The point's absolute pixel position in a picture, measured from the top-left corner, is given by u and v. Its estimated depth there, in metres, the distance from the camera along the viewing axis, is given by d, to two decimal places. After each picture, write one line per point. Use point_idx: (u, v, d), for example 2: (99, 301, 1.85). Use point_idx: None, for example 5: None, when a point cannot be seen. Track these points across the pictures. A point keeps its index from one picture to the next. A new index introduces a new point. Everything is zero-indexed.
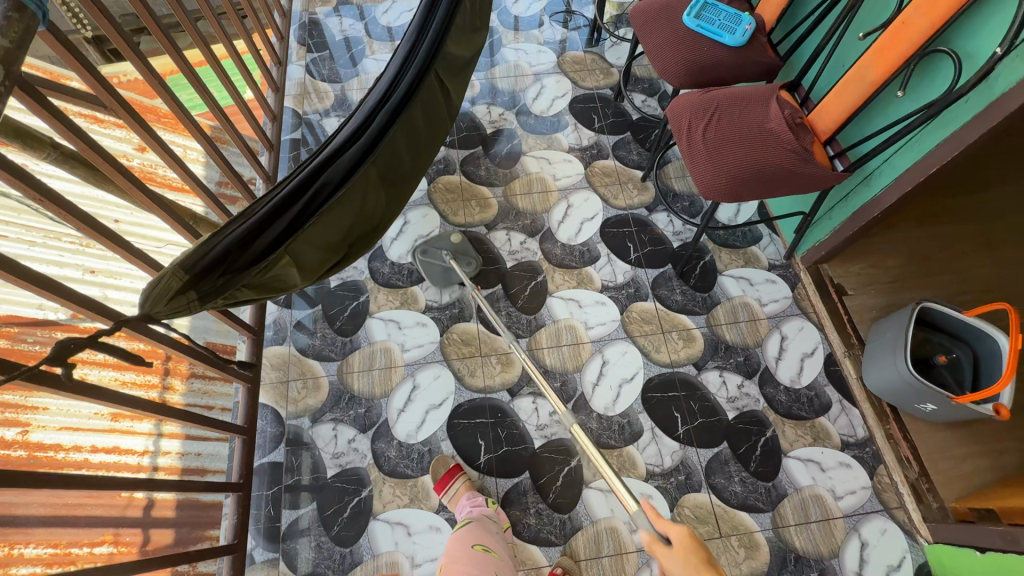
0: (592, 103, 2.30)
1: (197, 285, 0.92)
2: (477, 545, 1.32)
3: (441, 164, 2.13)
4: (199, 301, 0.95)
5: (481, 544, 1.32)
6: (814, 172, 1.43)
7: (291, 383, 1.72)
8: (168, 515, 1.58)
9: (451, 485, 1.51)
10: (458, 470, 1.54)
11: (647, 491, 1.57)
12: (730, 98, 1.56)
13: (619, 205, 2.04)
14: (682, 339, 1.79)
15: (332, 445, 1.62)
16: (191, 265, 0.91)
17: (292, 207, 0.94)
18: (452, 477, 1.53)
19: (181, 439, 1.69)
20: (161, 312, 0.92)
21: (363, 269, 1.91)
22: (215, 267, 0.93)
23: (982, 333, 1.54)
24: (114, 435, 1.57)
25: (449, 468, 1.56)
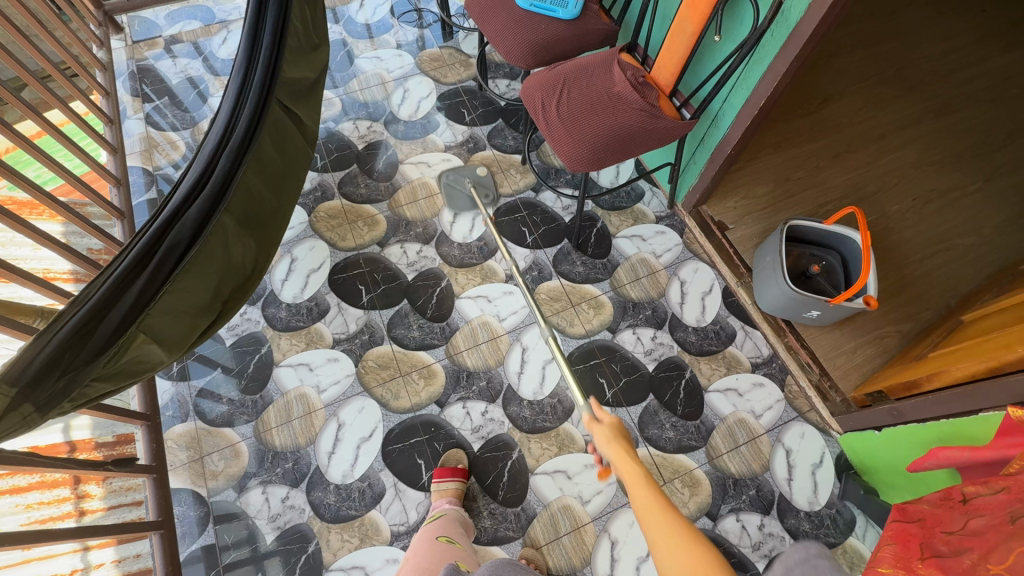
0: (458, 97, 2.28)
1: (30, 398, 0.72)
2: (440, 537, 1.32)
3: (318, 192, 2.04)
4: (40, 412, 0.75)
5: (445, 536, 1.33)
6: (664, 126, 1.50)
7: (206, 458, 1.60)
8: None
9: (447, 479, 1.52)
10: (461, 474, 1.54)
11: (591, 461, 1.61)
12: (576, 71, 1.60)
13: (507, 192, 2.06)
14: (592, 308, 1.84)
15: (266, 510, 1.53)
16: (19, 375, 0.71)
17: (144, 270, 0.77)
18: (452, 473, 1.53)
19: (114, 545, 1.50)
20: None
21: (258, 319, 1.80)
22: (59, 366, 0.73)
23: (842, 237, 1.71)
24: (31, 566, 1.36)
25: (457, 465, 1.56)
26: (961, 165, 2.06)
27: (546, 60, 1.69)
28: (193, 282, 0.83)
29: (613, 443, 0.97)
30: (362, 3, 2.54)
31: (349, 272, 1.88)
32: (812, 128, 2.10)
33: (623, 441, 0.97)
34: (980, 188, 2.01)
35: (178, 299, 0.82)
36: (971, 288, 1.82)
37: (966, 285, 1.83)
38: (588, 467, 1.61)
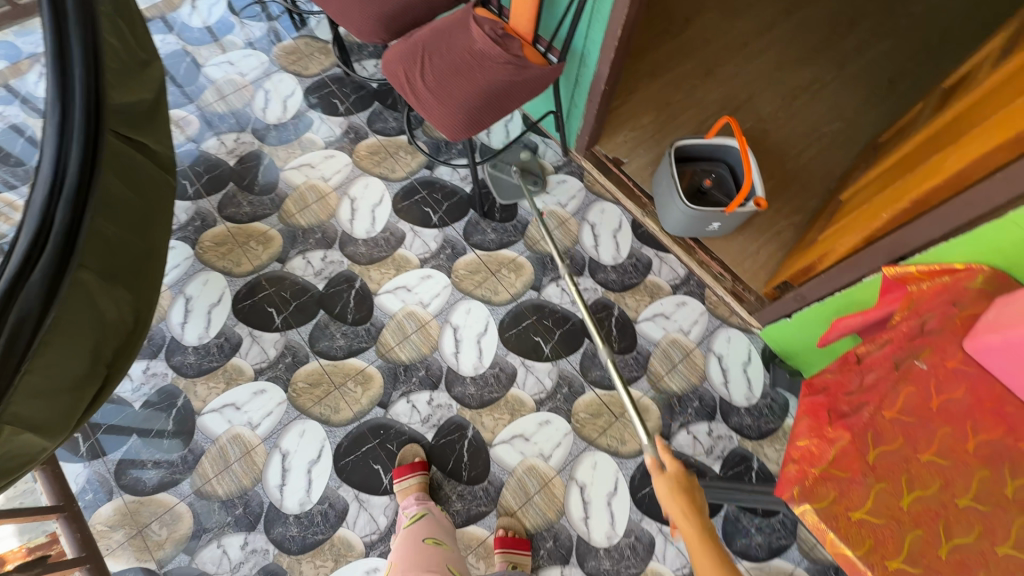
0: (327, 87, 2.14)
1: None
2: (427, 538, 1.34)
3: (197, 220, 1.87)
4: None
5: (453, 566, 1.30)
6: (533, 74, 1.48)
7: (146, 530, 1.48)
8: None
9: (406, 477, 1.50)
10: (422, 467, 1.53)
11: (544, 418, 1.64)
12: (433, 35, 1.54)
13: (401, 176, 1.98)
14: (512, 271, 1.84)
15: (226, 562, 1.45)
16: None
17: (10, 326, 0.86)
18: (411, 470, 1.52)
19: None
20: None
21: (166, 371, 1.65)
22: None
23: (726, 148, 1.79)
24: None
25: (415, 460, 1.55)
26: (816, 58, 2.20)
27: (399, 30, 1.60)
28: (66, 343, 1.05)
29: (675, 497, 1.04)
30: (195, 6, 2.30)
31: (255, 297, 1.75)
32: (679, 50, 2.16)
33: (688, 493, 1.05)
34: (836, 77, 2.16)
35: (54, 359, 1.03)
36: (845, 170, 1.96)
37: (840, 167, 1.98)
38: (543, 424, 1.63)
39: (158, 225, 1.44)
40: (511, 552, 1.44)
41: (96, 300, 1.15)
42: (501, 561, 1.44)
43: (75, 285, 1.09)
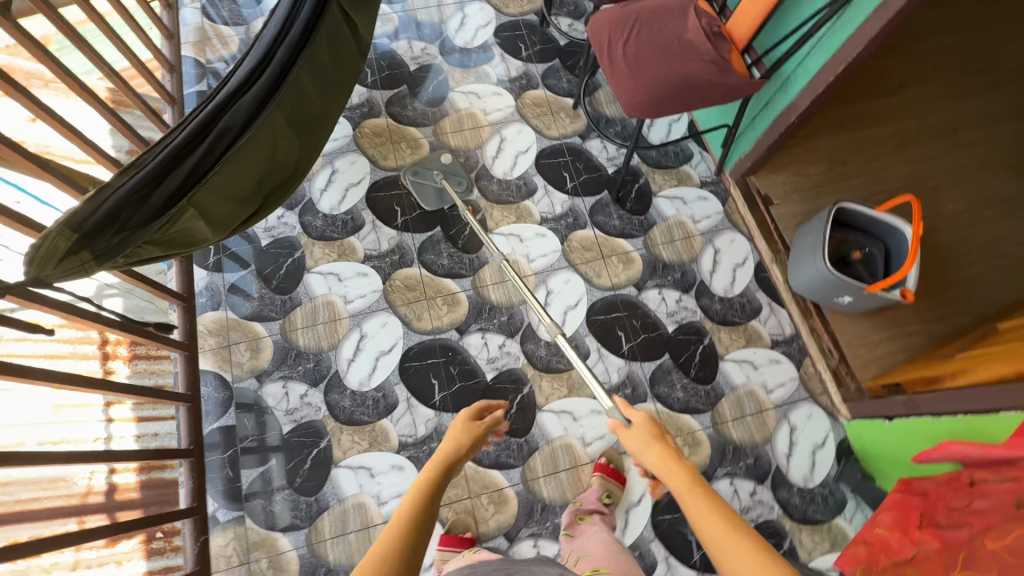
0: (518, 29, 2.18)
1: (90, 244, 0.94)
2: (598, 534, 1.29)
3: (364, 107, 2.00)
4: (93, 262, 0.96)
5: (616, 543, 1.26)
6: (731, 82, 1.43)
7: (233, 347, 1.67)
8: (133, 496, 1.45)
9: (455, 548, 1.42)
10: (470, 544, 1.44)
11: (598, 407, 1.65)
12: (650, 11, 1.51)
13: (554, 135, 2.00)
14: (622, 262, 1.83)
15: (284, 403, 1.61)
16: (79, 223, 0.92)
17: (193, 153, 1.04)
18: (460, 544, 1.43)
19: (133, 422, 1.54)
20: (51, 274, 0.91)
21: (295, 225, 1.82)
22: (107, 226, 0.95)
23: (891, 227, 1.64)
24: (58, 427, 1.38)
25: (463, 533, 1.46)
26: None
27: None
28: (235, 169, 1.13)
29: (652, 448, 0.97)
30: None
31: (388, 192, 1.88)
32: None
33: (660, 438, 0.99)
34: None
35: (220, 183, 1.11)
36: (1012, 300, 1.76)
37: (1007, 295, 1.77)
38: (594, 412, 1.65)
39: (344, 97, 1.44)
40: (608, 480, 1.52)
41: (279, 140, 1.23)
42: (597, 484, 1.51)
43: (269, 122, 1.17)
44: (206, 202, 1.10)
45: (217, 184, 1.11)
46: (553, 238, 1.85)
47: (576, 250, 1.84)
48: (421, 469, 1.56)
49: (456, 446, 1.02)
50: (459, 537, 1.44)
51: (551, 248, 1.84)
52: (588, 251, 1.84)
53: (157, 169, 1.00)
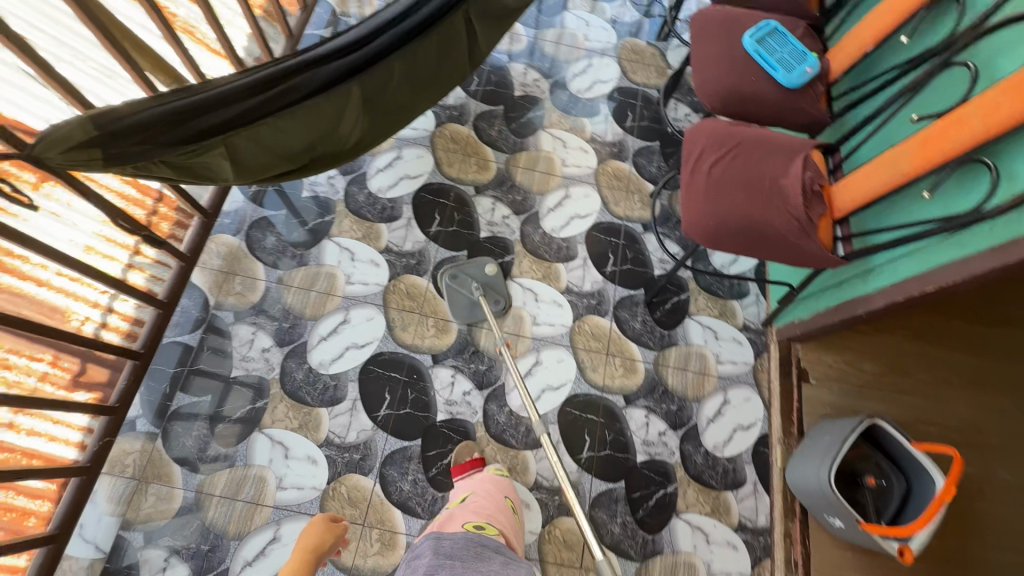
0: (634, 98, 2.11)
1: (108, 145, 0.94)
2: (508, 500, 1.29)
3: (455, 111, 2.00)
4: (102, 161, 0.96)
5: (511, 500, 1.30)
6: (806, 248, 1.29)
7: (228, 276, 1.69)
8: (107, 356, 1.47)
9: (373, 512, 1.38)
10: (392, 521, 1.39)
11: (527, 500, 1.53)
12: (755, 140, 1.40)
13: (617, 213, 1.91)
14: (623, 367, 1.71)
15: (245, 348, 1.61)
16: (104, 122, 0.92)
17: (251, 98, 1.03)
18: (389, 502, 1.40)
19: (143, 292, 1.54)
20: (55, 158, 0.92)
21: (339, 190, 1.84)
22: (132, 135, 0.95)
23: (924, 471, 1.40)
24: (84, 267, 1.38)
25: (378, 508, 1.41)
26: None
27: (733, 101, 1.50)
28: (283, 127, 1.12)
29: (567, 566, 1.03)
30: None
31: (435, 198, 1.86)
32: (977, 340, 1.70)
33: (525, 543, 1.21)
34: None
35: (261, 133, 1.10)
36: None
37: None
38: (521, 503, 1.53)
39: (431, 91, 1.43)
40: None
41: (343, 113, 1.21)
42: None
43: (339, 95, 1.14)
44: (238, 146, 1.10)
45: (258, 133, 1.10)
46: (567, 312, 1.76)
47: (582, 334, 1.74)
48: (332, 473, 1.51)
49: (313, 543, 1.30)
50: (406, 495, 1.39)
51: (559, 321, 1.75)
52: (593, 341, 1.73)
53: (210, 99, 0.99)
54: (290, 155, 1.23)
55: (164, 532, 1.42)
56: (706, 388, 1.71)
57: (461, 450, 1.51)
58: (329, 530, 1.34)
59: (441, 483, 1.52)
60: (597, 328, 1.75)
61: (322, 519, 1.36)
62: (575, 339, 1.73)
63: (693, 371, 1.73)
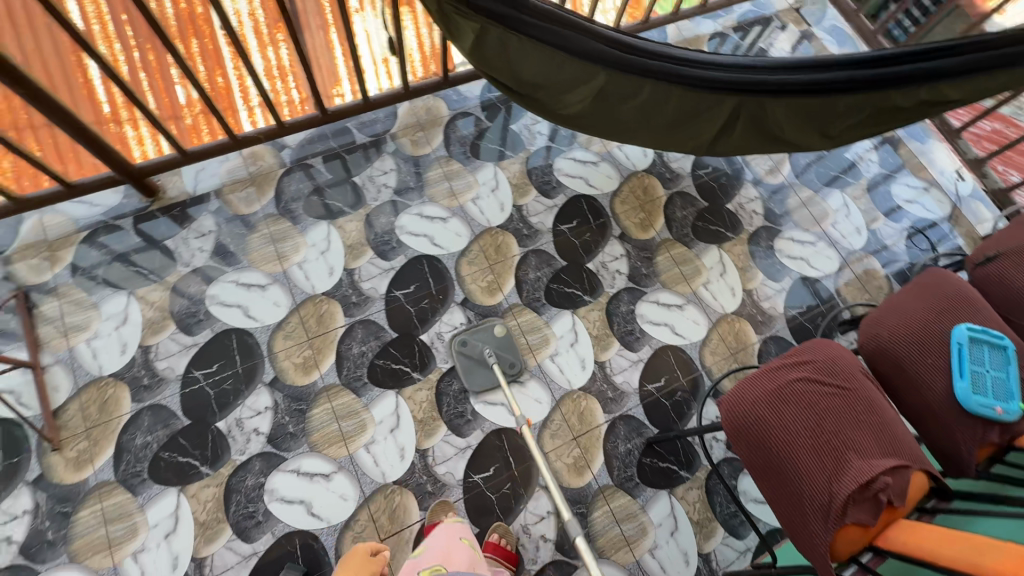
0: (821, 300, 1.91)
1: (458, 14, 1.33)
2: (463, 539, 1.28)
3: (669, 174, 2.05)
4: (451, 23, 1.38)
5: (467, 540, 1.29)
6: (813, 529, 1.09)
7: (418, 126, 1.99)
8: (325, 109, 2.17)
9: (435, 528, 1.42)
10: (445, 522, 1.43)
11: (404, 453, 1.55)
12: (870, 404, 1.18)
13: (703, 359, 1.78)
14: (573, 460, 1.60)
15: (377, 174, 1.90)
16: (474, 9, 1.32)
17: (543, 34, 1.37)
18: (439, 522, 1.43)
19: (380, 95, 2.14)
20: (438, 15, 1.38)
21: (534, 144, 2.02)
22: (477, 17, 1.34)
23: None
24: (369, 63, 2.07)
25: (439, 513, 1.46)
26: None
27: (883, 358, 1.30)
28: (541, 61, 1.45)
29: None
30: (921, 188, 2.16)
31: (587, 211, 1.94)
32: None
33: None
34: None
35: (530, 54, 1.43)
36: None
37: None
38: (399, 450, 1.55)
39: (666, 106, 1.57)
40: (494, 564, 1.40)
41: (582, 78, 1.50)
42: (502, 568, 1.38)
43: (589, 68, 1.46)
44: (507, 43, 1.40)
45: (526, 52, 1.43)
46: (581, 377, 1.70)
47: (572, 404, 1.67)
48: (330, 291, 1.72)
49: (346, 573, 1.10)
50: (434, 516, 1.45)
51: (567, 376, 1.70)
52: (573, 418, 1.65)
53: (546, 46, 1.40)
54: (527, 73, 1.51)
55: (227, 218, 1.78)
56: (614, 556, 1.52)
57: (438, 507, 1.48)
58: (364, 562, 1.16)
59: (373, 374, 1.63)
60: (587, 413, 1.66)
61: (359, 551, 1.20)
62: (564, 401, 1.67)
63: (620, 532, 1.54)
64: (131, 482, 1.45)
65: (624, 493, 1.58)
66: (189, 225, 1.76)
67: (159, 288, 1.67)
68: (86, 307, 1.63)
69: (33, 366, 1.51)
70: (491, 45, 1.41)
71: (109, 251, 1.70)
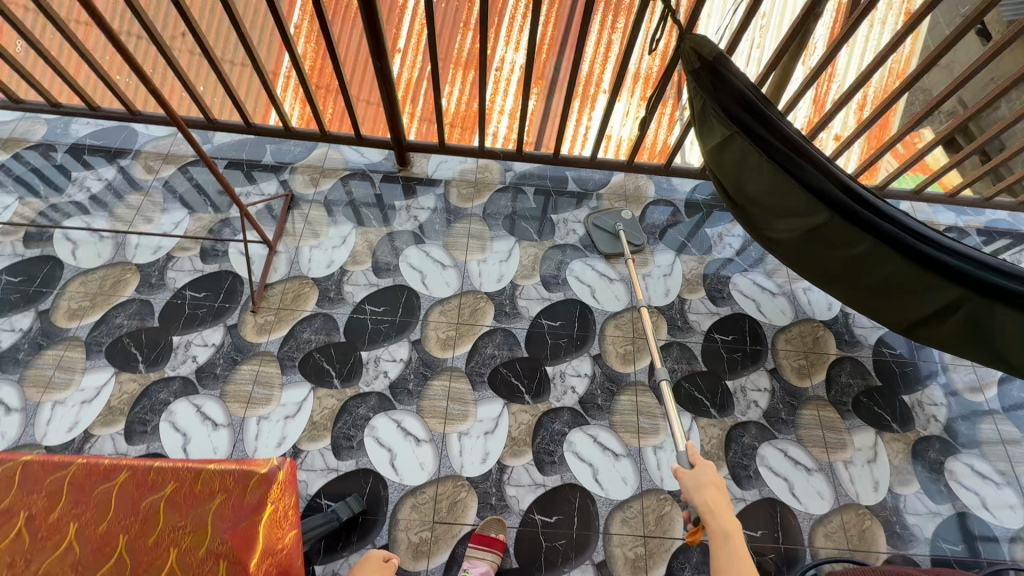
0: (985, 550, 1.60)
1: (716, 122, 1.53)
2: None
3: (848, 337, 1.93)
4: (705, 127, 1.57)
5: None
6: None
7: (622, 196, 2.19)
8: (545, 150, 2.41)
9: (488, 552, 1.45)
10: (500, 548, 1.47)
11: (486, 458, 1.63)
12: None
13: (814, 536, 1.59)
14: (633, 557, 1.52)
15: (571, 220, 2.12)
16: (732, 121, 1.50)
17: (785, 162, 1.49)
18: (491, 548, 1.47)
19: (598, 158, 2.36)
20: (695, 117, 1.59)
21: (720, 253, 2.08)
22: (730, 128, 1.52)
23: None
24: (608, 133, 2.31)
25: (496, 537, 1.49)
26: None
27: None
28: (770, 185, 1.56)
29: None
30: None
31: (747, 332, 1.91)
32: None
33: None
34: None
35: (762, 175, 1.55)
36: None
37: None
38: (483, 453, 1.64)
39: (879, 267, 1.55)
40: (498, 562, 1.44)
41: (802, 214, 1.56)
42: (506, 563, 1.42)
43: (814, 205, 1.52)
44: (746, 159, 1.54)
45: (759, 172, 1.55)
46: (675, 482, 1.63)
47: (655, 503, 1.60)
48: (491, 294, 1.92)
49: None
50: (490, 538, 1.48)
51: (662, 473, 1.64)
52: (650, 517, 1.58)
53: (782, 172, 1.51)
54: (750, 191, 1.62)
55: (444, 203, 2.12)
56: None
57: (491, 520, 1.52)
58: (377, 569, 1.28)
59: (493, 377, 1.76)
60: (667, 520, 1.58)
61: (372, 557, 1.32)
62: (649, 495, 1.61)
63: None
64: (285, 362, 1.74)
65: None
66: (415, 197, 2.13)
67: (373, 232, 2.04)
68: (322, 222, 2.04)
69: (271, 246, 1.93)
70: (729, 153, 1.57)
71: (355, 191, 2.13)
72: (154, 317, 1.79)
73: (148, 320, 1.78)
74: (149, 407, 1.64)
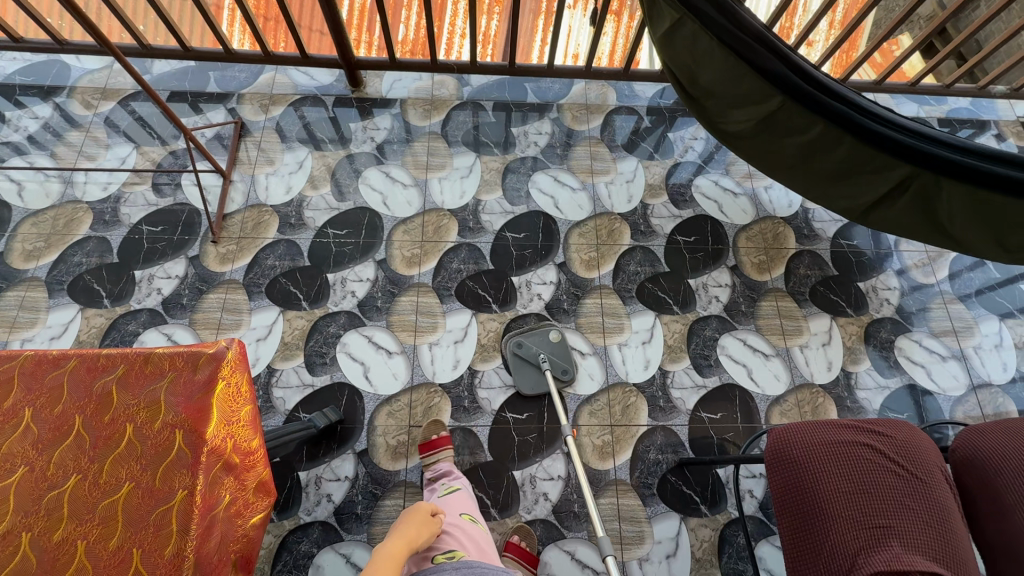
0: (928, 415, 1.72)
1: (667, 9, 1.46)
2: (463, 513, 1.29)
3: (807, 231, 1.97)
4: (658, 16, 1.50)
5: (467, 514, 1.29)
6: None
7: (583, 105, 2.14)
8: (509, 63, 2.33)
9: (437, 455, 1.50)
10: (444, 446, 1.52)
11: (457, 365, 1.68)
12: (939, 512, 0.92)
13: (771, 414, 1.69)
14: (601, 443, 1.62)
15: (532, 132, 2.08)
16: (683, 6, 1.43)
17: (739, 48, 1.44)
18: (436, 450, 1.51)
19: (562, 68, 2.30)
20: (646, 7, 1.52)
21: (683, 157, 2.07)
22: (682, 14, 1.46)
23: None
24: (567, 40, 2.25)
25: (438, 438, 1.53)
26: None
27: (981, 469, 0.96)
28: (725, 73, 1.52)
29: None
30: None
31: (709, 231, 1.94)
32: None
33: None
34: None
35: (716, 63, 1.51)
36: None
37: None
38: (453, 360, 1.69)
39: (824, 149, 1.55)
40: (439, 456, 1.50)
41: (758, 100, 1.53)
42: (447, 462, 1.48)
43: (769, 90, 1.49)
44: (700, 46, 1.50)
45: (714, 60, 1.51)
46: (639, 375, 1.71)
47: (621, 394, 1.68)
48: (455, 210, 1.91)
49: (413, 532, 1.07)
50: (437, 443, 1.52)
51: (627, 367, 1.72)
52: (616, 407, 1.66)
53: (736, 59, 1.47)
54: (707, 81, 1.59)
55: (400, 123, 2.06)
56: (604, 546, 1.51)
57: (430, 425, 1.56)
58: (426, 520, 1.12)
59: (461, 290, 1.78)
60: (632, 408, 1.66)
61: (425, 507, 1.16)
62: (614, 388, 1.68)
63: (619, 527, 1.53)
64: (251, 289, 1.75)
65: (637, 496, 1.57)
66: (370, 118, 2.06)
67: (330, 156, 1.99)
68: (275, 149, 1.99)
69: (225, 176, 1.89)
70: (683, 40, 1.52)
71: (307, 116, 2.06)
72: (113, 253, 1.77)
73: (107, 257, 1.76)
74: (119, 339, 1.66)
